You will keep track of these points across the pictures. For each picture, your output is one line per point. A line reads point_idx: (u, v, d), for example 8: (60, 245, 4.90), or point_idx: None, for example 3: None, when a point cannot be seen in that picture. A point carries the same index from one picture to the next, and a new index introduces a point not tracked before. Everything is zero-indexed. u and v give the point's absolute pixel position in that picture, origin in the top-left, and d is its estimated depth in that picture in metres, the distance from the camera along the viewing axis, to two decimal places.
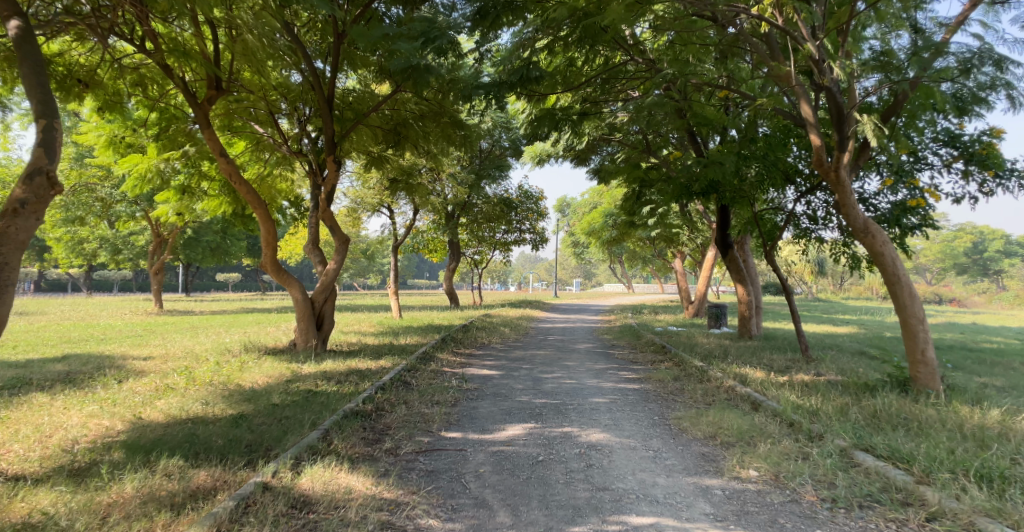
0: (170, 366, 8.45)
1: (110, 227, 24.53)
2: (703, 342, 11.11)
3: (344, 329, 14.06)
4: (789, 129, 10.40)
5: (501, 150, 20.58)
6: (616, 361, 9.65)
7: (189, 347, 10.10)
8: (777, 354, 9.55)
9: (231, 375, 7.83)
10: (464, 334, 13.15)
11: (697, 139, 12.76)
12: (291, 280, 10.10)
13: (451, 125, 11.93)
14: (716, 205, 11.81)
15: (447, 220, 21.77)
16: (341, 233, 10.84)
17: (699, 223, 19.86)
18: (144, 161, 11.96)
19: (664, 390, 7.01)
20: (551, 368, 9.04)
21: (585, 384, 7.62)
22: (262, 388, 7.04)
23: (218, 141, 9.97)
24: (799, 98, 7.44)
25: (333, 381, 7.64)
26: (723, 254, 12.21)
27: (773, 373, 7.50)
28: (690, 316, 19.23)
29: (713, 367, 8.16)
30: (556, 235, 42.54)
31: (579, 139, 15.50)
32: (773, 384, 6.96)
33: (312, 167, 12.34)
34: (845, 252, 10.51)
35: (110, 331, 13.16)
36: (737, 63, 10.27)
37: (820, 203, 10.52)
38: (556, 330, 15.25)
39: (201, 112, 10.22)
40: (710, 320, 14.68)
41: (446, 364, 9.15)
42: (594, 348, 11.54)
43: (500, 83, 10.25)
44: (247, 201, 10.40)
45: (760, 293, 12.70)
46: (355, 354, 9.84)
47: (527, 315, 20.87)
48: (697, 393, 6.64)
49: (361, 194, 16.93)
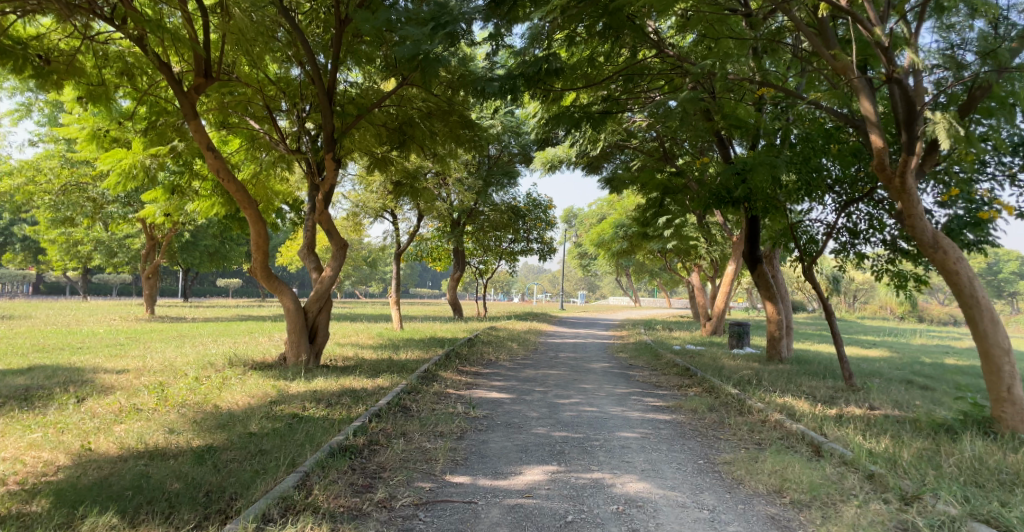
0: (142, 381, 7.59)
1: (106, 229, 23.75)
2: (730, 365, 10.20)
3: (341, 341, 13.18)
4: (833, 133, 9.48)
5: (510, 156, 19.86)
6: (638, 385, 8.76)
7: (170, 359, 9.22)
8: (816, 381, 8.63)
9: (209, 394, 6.95)
10: (469, 349, 12.27)
11: (724, 142, 11.89)
12: (283, 287, 9.23)
13: (460, 124, 11.15)
14: (745, 215, 10.98)
15: (452, 227, 20.92)
16: (338, 236, 9.88)
17: (717, 237, 18.99)
18: (130, 156, 10.92)
19: (701, 425, 6.13)
20: (567, 393, 8.15)
21: (609, 415, 6.71)
22: (242, 412, 6.16)
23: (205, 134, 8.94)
24: (856, 93, 6.67)
25: (323, 403, 6.76)
26: (750, 268, 11.34)
27: (823, 406, 6.57)
28: (707, 334, 18.36)
29: (751, 396, 7.25)
30: (562, 247, 41.75)
31: (594, 143, 14.69)
32: (828, 420, 6.06)
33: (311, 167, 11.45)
34: (889, 270, 9.62)
35: (89, 338, 12.28)
36: (774, 60, 9.46)
37: (862, 216, 9.65)
38: (567, 347, 14.34)
39: (189, 102, 9.36)
40: (732, 340, 13.80)
41: (450, 384, 8.27)
42: (611, 369, 10.63)
43: (516, 75, 9.47)
44: (236, 200, 9.39)
45: (789, 311, 11.84)
46: (350, 370, 8.96)
47: (535, 328, 19.99)
48: (741, 430, 5.75)
49: (363, 199, 16.01)
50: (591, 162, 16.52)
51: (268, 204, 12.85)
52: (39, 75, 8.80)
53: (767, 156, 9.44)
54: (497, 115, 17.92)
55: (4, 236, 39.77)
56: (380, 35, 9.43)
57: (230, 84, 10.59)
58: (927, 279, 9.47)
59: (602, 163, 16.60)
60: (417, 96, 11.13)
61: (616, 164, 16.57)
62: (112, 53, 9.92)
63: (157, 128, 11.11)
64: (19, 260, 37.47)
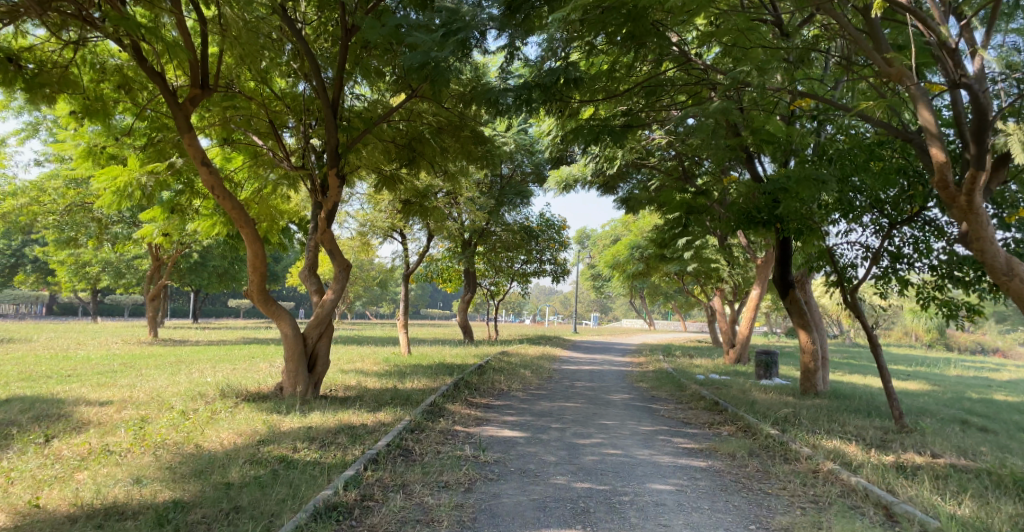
0: (123, 415, 6.92)
1: (115, 252, 23.38)
2: (762, 400, 9.46)
3: (345, 367, 12.51)
4: (875, 148, 8.77)
5: (523, 175, 19.36)
6: (665, 423, 8.02)
7: (159, 389, 8.59)
8: (862, 420, 7.92)
9: (192, 432, 6.28)
10: (480, 377, 11.59)
11: (751, 159, 11.21)
12: (280, 311, 8.57)
13: (472, 140, 10.61)
14: (775, 237, 10.38)
15: (463, 247, 20.30)
16: (340, 257, 9.21)
17: (739, 260, 18.27)
18: (126, 173, 10.10)
19: (744, 478, 5.39)
20: (587, 431, 7.45)
21: (636, 462, 6.01)
22: (224, 453, 5.49)
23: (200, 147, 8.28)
24: (914, 102, 5.97)
25: (317, 443, 6.07)
26: (783, 294, 10.66)
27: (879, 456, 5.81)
28: (731, 362, 17.58)
29: (794, 438, 6.54)
30: (575, 269, 41.10)
31: (611, 162, 14.11)
32: (890, 475, 5.31)
33: (316, 185, 10.79)
34: (936, 298, 8.92)
35: (83, 365, 11.64)
36: (808, 71, 8.84)
37: (906, 239, 8.94)
38: (584, 376, 13.61)
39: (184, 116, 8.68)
40: (759, 370, 13.11)
41: (459, 420, 7.58)
42: (633, 402, 9.89)
43: (532, 85, 8.88)
44: (231, 216, 8.55)
45: (824, 341, 11.18)
46: (352, 402, 8.26)
47: (548, 353, 19.22)
48: (794, 484, 5.03)
49: (372, 218, 15.44)
50: (607, 182, 15.94)
51: (272, 223, 12.11)
52: (30, 87, 8.18)
53: (806, 173, 8.73)
54: (510, 133, 17.41)
55: (16, 257, 39.73)
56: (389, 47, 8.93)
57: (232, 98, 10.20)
58: (981, 308, 8.69)
59: (618, 183, 16.03)
60: (428, 111, 10.60)
61: (633, 184, 15.96)
62: (108, 66, 9.33)
63: (157, 144, 10.48)
64: (33, 281, 37.29)
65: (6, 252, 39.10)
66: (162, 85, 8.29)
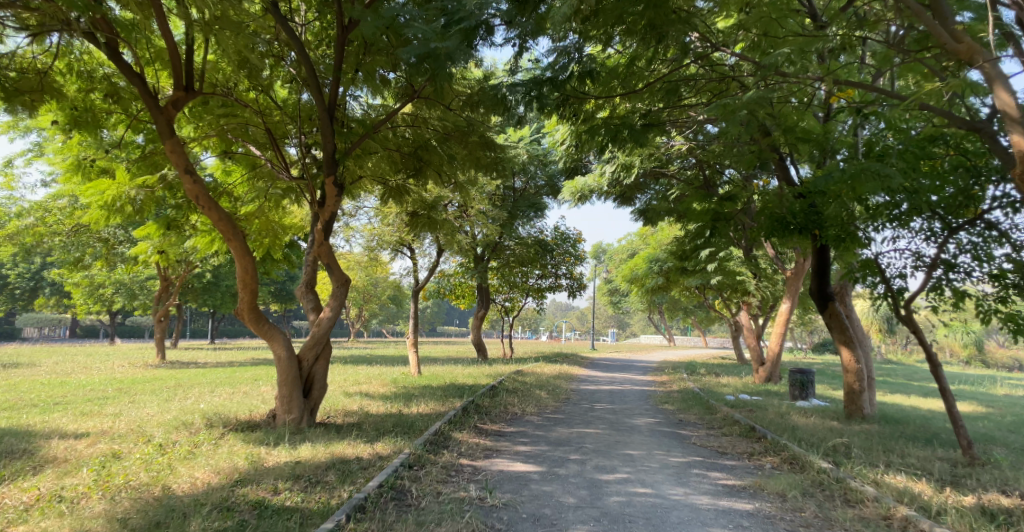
0: (91, 451, 6.09)
1: (125, 274, 22.87)
2: (806, 431, 8.72)
3: (350, 388, 11.83)
4: (929, 146, 7.87)
5: (536, 187, 18.73)
6: (698, 459, 7.24)
7: (144, 416, 7.75)
8: (924, 452, 8.10)
9: (167, 466, 5.48)
10: (492, 400, 10.79)
11: (783, 164, 10.32)
12: (272, 331, 7.76)
13: (481, 145, 9.79)
14: (813, 246, 10.00)
15: (476, 263, 19.69)
16: (338, 272, 8.42)
17: (765, 271, 17.46)
18: (114, 186, 8.23)
19: None
20: (610, 463, 6.71)
21: (670, 506, 5.31)
22: (192, 498, 4.68)
23: (183, 154, 7.12)
24: (989, 84, 5.32)
25: (305, 481, 5.30)
26: (821, 306, 10.37)
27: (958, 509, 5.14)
28: (760, 381, 16.70)
29: (851, 475, 6.37)
30: (592, 284, 40.21)
31: (629, 170, 13.41)
32: None
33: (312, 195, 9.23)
34: (999, 311, 8.10)
35: (74, 391, 10.96)
36: (847, 62, 8.02)
37: (963, 247, 8.11)
38: (605, 397, 12.76)
39: (167, 123, 7.30)
40: (793, 390, 12.58)
41: (467, 450, 6.85)
42: (660, 428, 9.10)
43: (541, 81, 8.16)
44: (218, 230, 7.48)
45: (869, 362, 10.98)
46: (354, 430, 7.53)
47: (566, 372, 18.43)
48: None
49: (379, 232, 14.73)
50: (624, 193, 15.16)
51: (272, 238, 10.68)
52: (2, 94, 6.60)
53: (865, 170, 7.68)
54: (522, 143, 16.77)
55: (33, 281, 39.61)
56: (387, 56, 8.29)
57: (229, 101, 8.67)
58: None
59: (636, 194, 15.27)
60: (434, 118, 9.82)
61: (651, 195, 15.21)
62: (98, 72, 7.75)
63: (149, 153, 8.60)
64: (50, 303, 37.04)
65: (23, 276, 38.94)
66: (141, 85, 7.04)
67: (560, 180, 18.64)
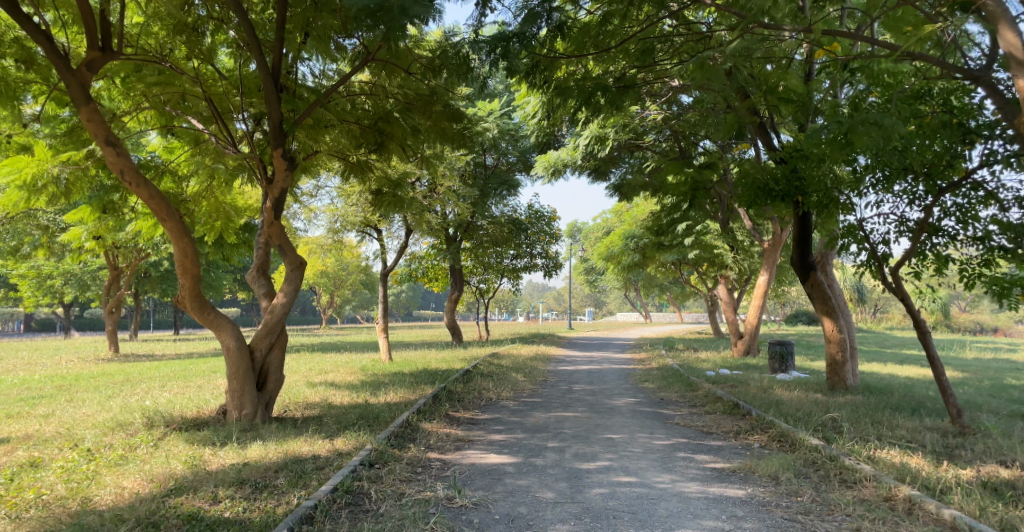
0: (10, 459, 5.45)
1: (77, 265, 21.76)
2: (791, 406, 8.33)
3: (315, 377, 11.24)
4: (921, 103, 7.39)
5: (508, 164, 18.10)
6: (685, 442, 6.81)
7: (79, 417, 7.08)
8: (913, 423, 7.75)
9: (91, 475, 4.87)
10: (464, 385, 10.26)
11: (766, 130, 9.80)
12: (219, 319, 7.09)
13: (446, 116, 9.08)
14: (794, 213, 9.59)
15: (449, 244, 19.12)
16: (292, 253, 7.77)
17: (743, 244, 17.15)
18: (33, 163, 7.34)
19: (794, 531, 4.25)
20: (591, 449, 6.25)
21: (657, 496, 4.84)
22: (112, 514, 4.09)
23: (104, 124, 6.31)
24: (993, 23, 4.95)
25: (248, 485, 4.73)
26: (803, 275, 10.00)
27: (962, 491, 4.74)
28: (739, 354, 16.42)
29: (846, 453, 5.96)
30: (567, 263, 39.82)
31: (603, 142, 12.85)
32: (981, 518, 4.26)
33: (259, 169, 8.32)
34: (984, 275, 7.79)
35: (12, 390, 10.17)
36: (832, 15, 7.50)
37: (948, 209, 7.77)
38: (582, 377, 12.31)
39: (82, 89, 6.45)
40: (774, 362, 12.28)
41: (437, 442, 6.33)
42: (641, 409, 8.67)
43: (507, 37, 7.44)
44: (150, 209, 6.71)
45: (852, 332, 10.67)
46: (312, 424, 6.95)
47: (542, 352, 17.98)
48: (874, 515, 4.46)
49: (343, 213, 14.01)
50: (598, 167, 14.63)
51: (224, 222, 9.87)
52: None
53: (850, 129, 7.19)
54: (492, 117, 16.09)
55: None
56: (338, 20, 7.43)
57: (161, 67, 7.83)
58: None
59: (610, 168, 14.73)
60: (394, 86, 9.06)
61: (626, 168, 14.71)
62: (7, 35, 6.87)
63: (74, 126, 7.73)
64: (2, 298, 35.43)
65: None
66: (47, 43, 6.16)
67: (532, 156, 18.03)
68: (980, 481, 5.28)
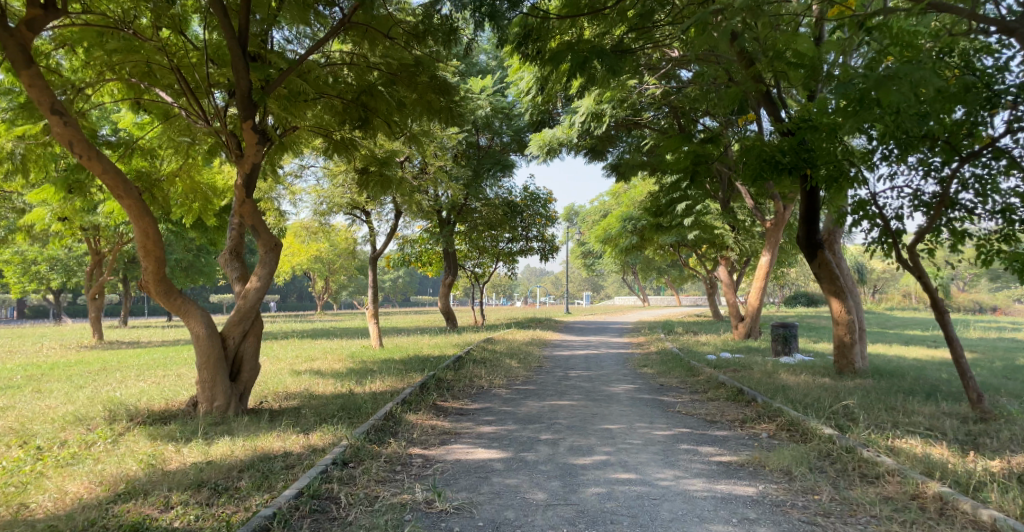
0: None
1: (60, 251, 21.12)
2: (798, 392, 7.89)
3: (301, 365, 10.78)
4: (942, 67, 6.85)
5: (502, 144, 17.52)
6: (687, 432, 6.37)
7: (38, 411, 6.59)
8: (930, 408, 7.32)
9: (33, 478, 4.40)
10: (455, 372, 9.79)
11: (772, 101, 9.19)
12: (187, 304, 6.60)
13: (433, 89, 8.50)
14: (801, 189, 9.07)
15: (442, 227, 18.59)
16: (267, 234, 7.27)
17: (744, 224, 16.68)
18: None
19: None
20: (587, 442, 5.78)
21: (659, 496, 4.38)
22: (43, 526, 3.61)
23: (48, 89, 5.75)
24: None
25: (206, 487, 4.25)
26: (810, 254, 9.53)
27: (997, 489, 4.30)
28: (740, 337, 16.00)
29: (862, 444, 5.51)
30: (565, 246, 39.30)
31: (600, 120, 12.30)
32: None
33: (230, 144, 7.75)
34: (1003, 252, 7.33)
35: None
36: None
37: (966, 182, 7.29)
38: (579, 363, 11.87)
39: (23, 52, 5.86)
40: (776, 345, 11.85)
41: (422, 435, 5.87)
42: (640, 396, 8.22)
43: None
44: (105, 186, 6.17)
45: (860, 312, 10.23)
46: (288, 416, 6.49)
47: (539, 338, 17.56)
48: (901, 517, 4.02)
49: (330, 195, 13.45)
50: (595, 147, 14.08)
51: (201, 202, 9.45)
52: None
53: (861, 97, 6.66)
54: (485, 94, 15.45)
55: None
56: None
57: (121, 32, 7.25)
58: None
59: (607, 147, 14.16)
60: (376, 56, 8.41)
61: (623, 148, 14.17)
62: None
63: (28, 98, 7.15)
64: None
65: None
66: None
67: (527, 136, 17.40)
68: (1011, 475, 4.84)
